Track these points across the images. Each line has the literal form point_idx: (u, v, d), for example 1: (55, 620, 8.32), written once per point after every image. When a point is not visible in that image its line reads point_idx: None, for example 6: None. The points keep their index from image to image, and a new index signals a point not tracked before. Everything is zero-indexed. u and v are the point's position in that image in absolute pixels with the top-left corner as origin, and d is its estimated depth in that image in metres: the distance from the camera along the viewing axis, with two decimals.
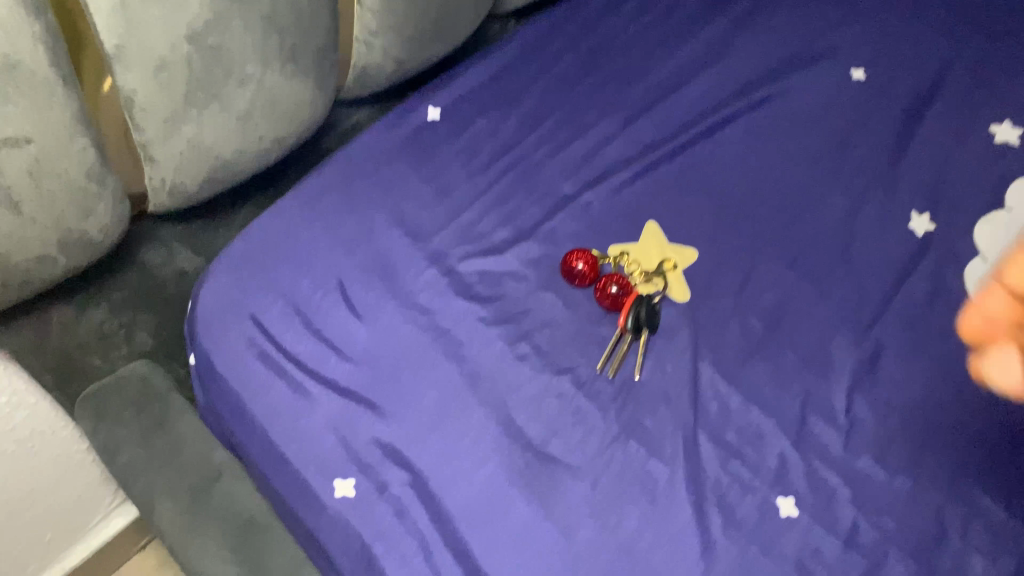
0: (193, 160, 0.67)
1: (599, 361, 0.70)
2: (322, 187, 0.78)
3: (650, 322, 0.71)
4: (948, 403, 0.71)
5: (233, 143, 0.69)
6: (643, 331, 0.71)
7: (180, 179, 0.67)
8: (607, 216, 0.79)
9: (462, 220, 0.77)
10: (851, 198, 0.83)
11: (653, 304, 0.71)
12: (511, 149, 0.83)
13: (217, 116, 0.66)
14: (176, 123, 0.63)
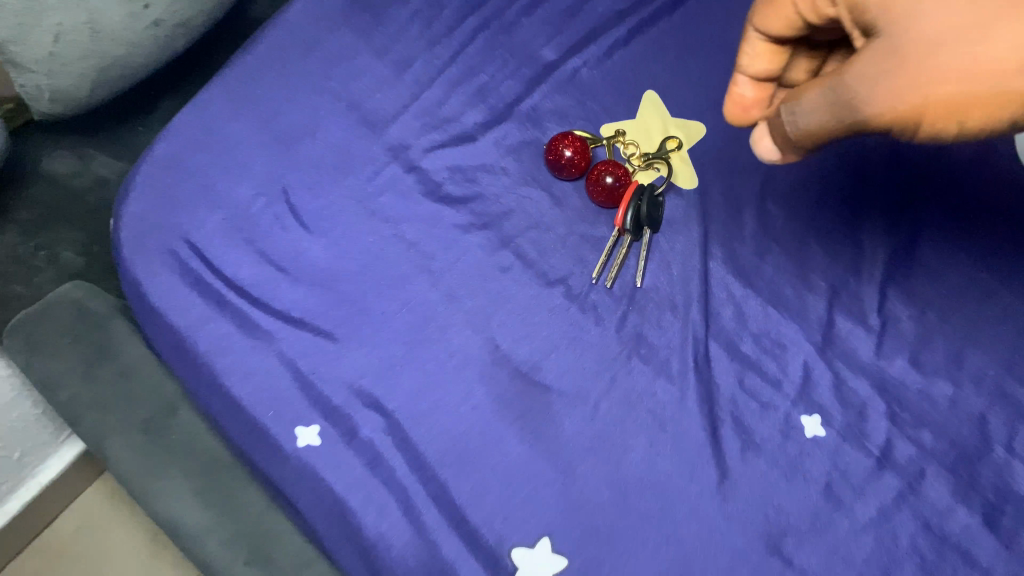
0: (70, 55, 0.52)
1: (595, 268, 0.60)
2: (253, 65, 0.64)
3: (651, 218, 0.60)
4: (1000, 287, 0.60)
5: (118, 26, 0.54)
6: (644, 229, 0.60)
7: (56, 79, 0.53)
8: (599, 86, 0.66)
9: (425, 100, 0.64)
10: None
11: (657, 196, 0.61)
12: (479, 5, 0.68)
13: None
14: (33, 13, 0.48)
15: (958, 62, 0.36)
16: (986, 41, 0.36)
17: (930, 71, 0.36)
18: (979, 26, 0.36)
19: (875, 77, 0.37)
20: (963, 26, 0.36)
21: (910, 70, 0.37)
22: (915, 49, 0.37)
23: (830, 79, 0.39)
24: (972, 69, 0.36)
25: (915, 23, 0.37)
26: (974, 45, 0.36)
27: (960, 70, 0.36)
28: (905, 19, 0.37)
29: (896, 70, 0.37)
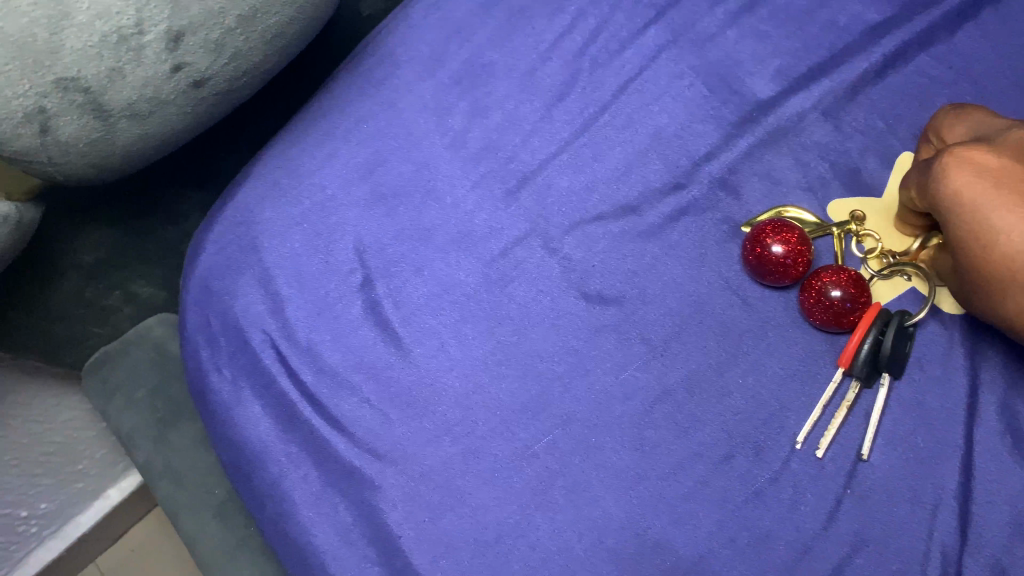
0: (97, 147, 0.35)
1: (802, 430, 0.42)
2: (359, 95, 0.49)
3: (895, 361, 0.41)
4: None
5: (164, 104, 0.36)
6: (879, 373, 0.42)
7: (82, 171, 0.37)
8: (828, 141, 0.47)
9: (580, 146, 0.47)
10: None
11: (905, 326, 0.41)
12: (664, 11, 0.49)
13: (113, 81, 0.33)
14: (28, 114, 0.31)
15: (1017, 323, 0.38)
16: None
17: (997, 320, 0.39)
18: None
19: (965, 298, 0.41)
20: (1011, 296, 0.37)
21: (982, 312, 0.40)
22: (982, 298, 0.39)
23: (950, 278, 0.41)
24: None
25: (975, 280, 0.39)
26: None
27: (1017, 329, 0.39)
28: (967, 272, 0.39)
29: (971, 302, 0.40)
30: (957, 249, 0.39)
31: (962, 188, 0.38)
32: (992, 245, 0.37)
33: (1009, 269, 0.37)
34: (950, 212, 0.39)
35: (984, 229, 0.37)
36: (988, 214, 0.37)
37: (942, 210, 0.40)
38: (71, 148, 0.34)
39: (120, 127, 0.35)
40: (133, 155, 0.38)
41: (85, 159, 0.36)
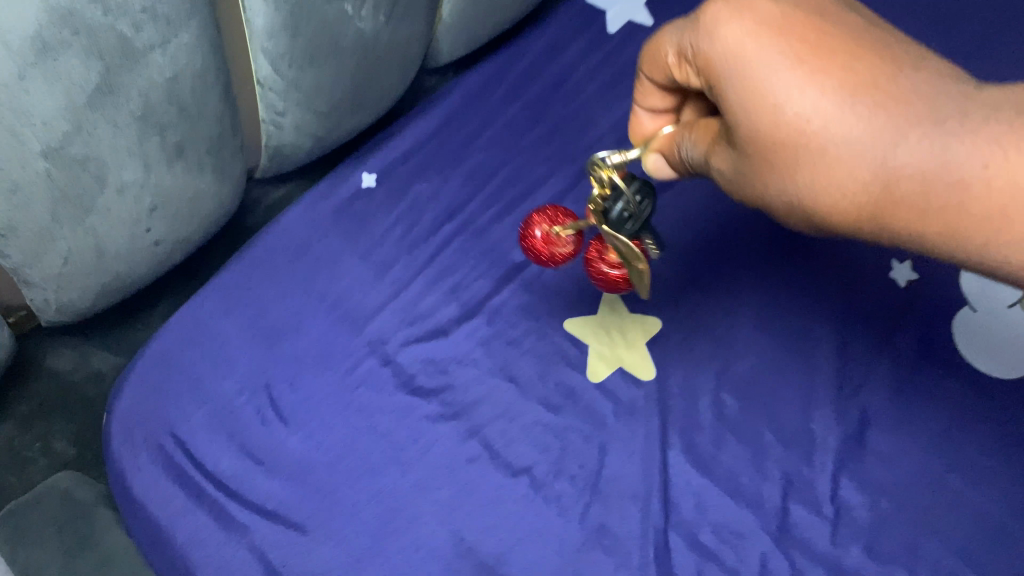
0: (75, 274, 0.53)
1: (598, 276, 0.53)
2: (243, 271, 0.69)
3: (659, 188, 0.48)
4: (945, 478, 0.64)
5: (121, 251, 0.54)
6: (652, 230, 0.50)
7: (64, 294, 0.54)
8: (563, 283, 0.71)
9: (403, 296, 0.70)
10: (830, 248, 0.74)
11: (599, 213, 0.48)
12: (451, 213, 0.74)
13: (97, 228, 0.51)
14: (47, 241, 0.49)
15: (791, 198, 0.40)
16: (822, 192, 0.39)
17: (764, 194, 0.41)
18: (818, 168, 0.38)
19: (731, 173, 0.42)
20: (797, 164, 0.38)
21: (745, 190, 0.42)
22: (759, 171, 0.40)
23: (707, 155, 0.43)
24: (816, 201, 0.39)
25: (750, 151, 0.40)
26: (815, 196, 0.39)
27: (790, 200, 0.40)
28: (739, 142, 0.40)
29: (739, 181, 0.42)
30: (738, 117, 0.39)
31: (748, 47, 0.38)
32: (782, 106, 0.37)
33: (800, 134, 0.37)
34: (731, 76, 0.39)
35: (775, 94, 0.37)
36: (773, 75, 0.37)
37: (719, 74, 0.39)
38: (61, 272, 0.51)
39: (94, 262, 0.53)
40: (101, 288, 0.56)
41: (76, 288, 0.54)
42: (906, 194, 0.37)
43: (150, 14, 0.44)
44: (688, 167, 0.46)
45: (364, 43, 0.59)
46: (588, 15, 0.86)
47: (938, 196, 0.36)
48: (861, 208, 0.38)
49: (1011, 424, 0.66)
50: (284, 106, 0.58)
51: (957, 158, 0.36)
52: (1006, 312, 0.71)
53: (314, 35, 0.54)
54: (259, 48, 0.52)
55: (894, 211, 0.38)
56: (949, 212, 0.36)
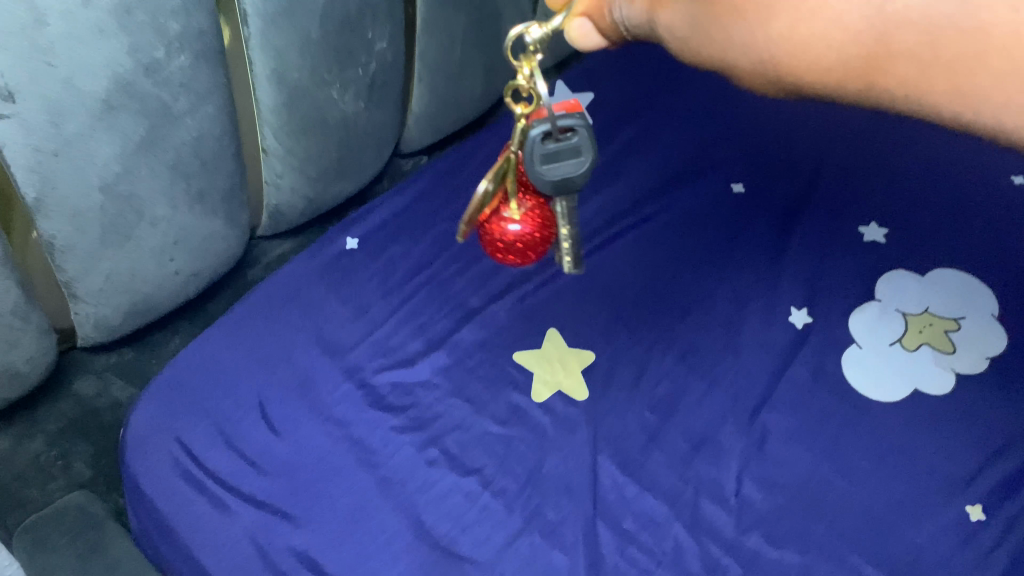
0: (111, 291, 0.67)
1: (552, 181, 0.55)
2: (244, 313, 0.83)
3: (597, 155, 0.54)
4: (832, 479, 0.76)
5: (149, 276, 0.69)
6: (563, 190, 0.55)
7: (101, 309, 0.68)
8: (512, 324, 0.84)
9: (377, 333, 0.83)
10: (774, 238, 0.92)
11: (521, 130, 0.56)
12: (420, 267, 0.88)
13: (133, 253, 0.65)
14: (93, 261, 0.63)
15: (767, 39, 0.54)
16: (816, 36, 0.52)
17: (747, 39, 0.55)
18: (802, 10, 0.52)
19: (686, 22, 0.57)
20: (780, 8, 0.52)
21: (715, 32, 0.56)
22: (729, 14, 0.55)
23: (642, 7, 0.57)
24: (802, 46, 0.53)
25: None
26: (804, 41, 0.53)
27: (779, 50, 0.54)
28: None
29: (699, 28, 0.57)
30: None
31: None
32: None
33: None
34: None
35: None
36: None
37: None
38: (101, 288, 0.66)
39: (128, 282, 0.67)
40: (130, 307, 0.70)
41: (111, 304, 0.68)
42: (902, 44, 0.50)
43: (185, 88, 0.60)
44: (614, 26, 0.59)
45: (347, 122, 0.74)
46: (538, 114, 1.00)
47: (935, 41, 0.49)
48: (849, 53, 0.52)
49: (889, 435, 0.78)
50: (280, 170, 0.73)
51: (947, 9, 0.48)
52: (888, 348, 0.84)
53: (308, 113, 0.70)
54: (265, 122, 0.68)
55: (887, 61, 0.51)
56: (947, 63, 0.49)
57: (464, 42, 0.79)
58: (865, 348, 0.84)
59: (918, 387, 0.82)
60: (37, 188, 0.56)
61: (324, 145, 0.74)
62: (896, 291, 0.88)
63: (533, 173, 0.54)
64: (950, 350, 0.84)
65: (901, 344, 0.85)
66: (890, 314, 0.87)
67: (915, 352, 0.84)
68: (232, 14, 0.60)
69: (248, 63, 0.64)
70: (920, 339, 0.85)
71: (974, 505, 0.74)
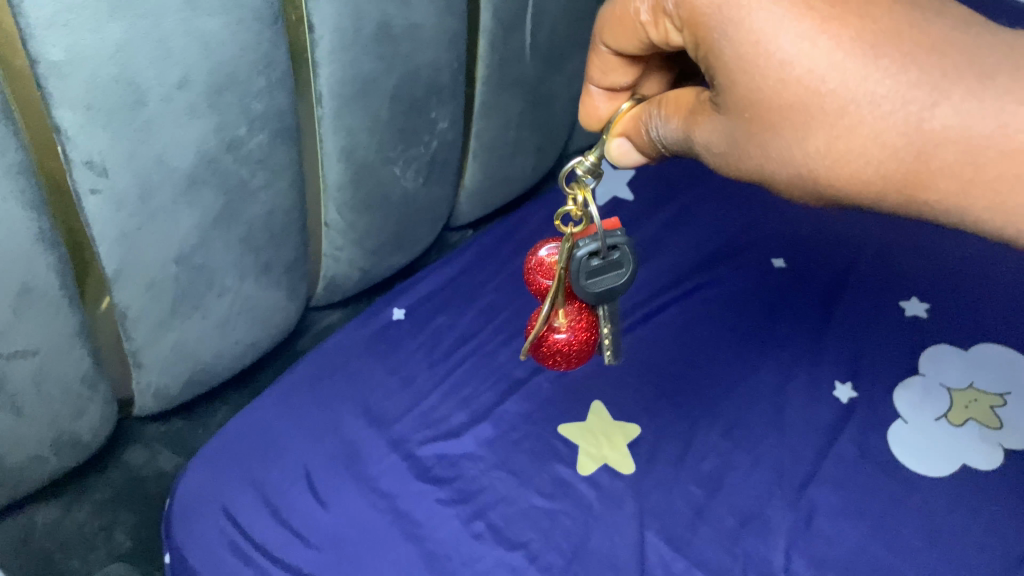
0: (175, 360, 0.68)
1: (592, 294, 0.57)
2: (294, 382, 0.84)
3: (636, 265, 0.57)
4: (883, 557, 0.75)
5: (213, 345, 0.70)
6: (606, 298, 0.58)
7: (163, 378, 0.69)
8: (557, 397, 0.85)
9: (422, 406, 0.83)
10: (818, 315, 0.93)
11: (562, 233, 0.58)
12: (466, 339, 0.88)
13: (197, 323, 0.67)
14: (163, 330, 0.64)
15: (804, 156, 0.49)
16: (852, 154, 0.47)
17: (776, 157, 0.50)
18: (839, 128, 0.47)
19: (722, 140, 0.52)
20: (814, 126, 0.47)
21: (751, 151, 0.51)
22: (765, 130, 0.49)
23: (675, 126, 0.54)
24: (841, 164, 0.48)
25: (759, 116, 0.49)
26: (840, 159, 0.48)
27: (818, 167, 0.49)
28: (741, 103, 0.49)
29: (734, 145, 0.51)
30: (738, 86, 0.48)
31: (756, 17, 0.46)
32: (795, 64, 0.46)
33: (820, 94, 0.46)
34: (725, 32, 0.47)
35: (784, 50, 0.46)
36: (784, 29, 0.46)
37: (713, 34, 0.48)
38: (166, 356, 0.67)
39: (191, 351, 0.68)
40: (191, 376, 0.71)
41: (172, 373, 0.69)
42: (941, 162, 0.46)
43: (262, 164, 0.62)
44: (652, 142, 0.57)
45: (406, 199, 0.77)
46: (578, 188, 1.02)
47: (977, 160, 0.45)
48: (891, 169, 0.47)
49: (938, 511, 0.78)
50: (340, 243, 0.75)
51: (989, 128, 0.44)
52: (934, 423, 0.84)
53: (370, 188, 0.72)
54: (331, 198, 0.70)
55: (928, 177, 0.46)
56: (989, 182, 0.45)
57: (518, 122, 0.82)
58: (910, 424, 0.84)
59: (967, 462, 0.81)
60: (120, 259, 0.57)
61: (382, 219, 0.76)
62: (939, 367, 0.89)
63: (580, 288, 0.56)
64: (997, 426, 0.83)
65: (947, 419, 0.84)
66: (933, 390, 0.87)
67: (961, 427, 0.84)
68: (308, 96, 0.63)
69: (319, 143, 0.66)
70: (966, 414, 0.85)
71: None
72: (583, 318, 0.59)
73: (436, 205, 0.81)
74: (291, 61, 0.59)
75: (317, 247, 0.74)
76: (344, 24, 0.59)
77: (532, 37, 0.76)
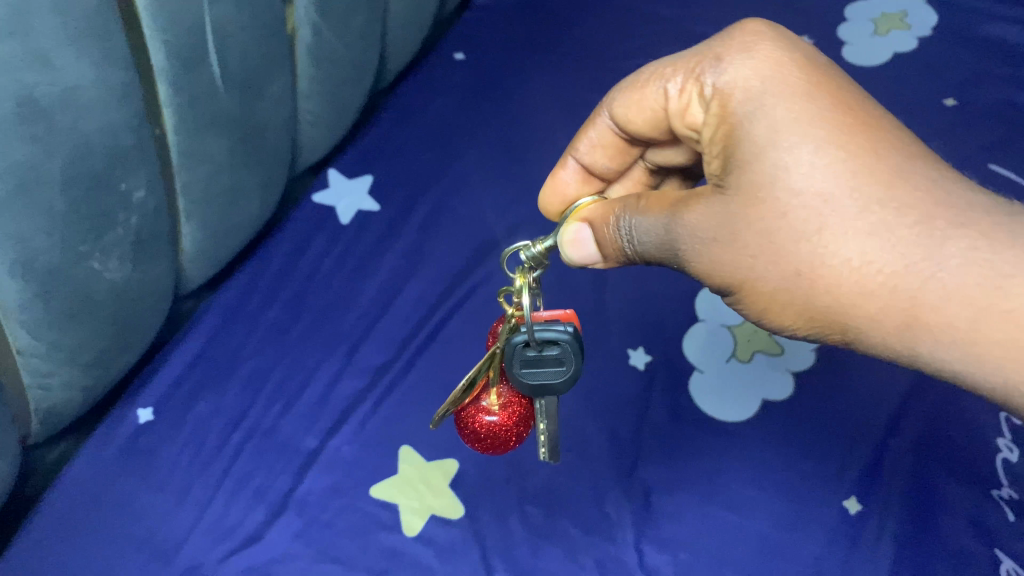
0: None
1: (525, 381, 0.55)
2: (34, 543, 0.67)
3: (579, 364, 0.55)
4: (722, 517, 0.76)
5: None
6: (543, 392, 0.56)
7: None
8: (359, 456, 0.75)
9: (207, 517, 0.70)
10: (595, 286, 0.91)
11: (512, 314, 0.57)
12: (238, 422, 0.75)
13: None
14: None
15: (807, 250, 0.44)
16: (861, 251, 0.43)
17: (775, 246, 0.45)
18: (857, 223, 0.43)
19: (710, 228, 0.48)
20: (828, 214, 0.44)
21: (748, 240, 0.46)
22: (770, 215, 0.45)
23: (656, 214, 0.51)
24: (847, 264, 0.43)
25: (769, 195, 0.45)
26: (841, 254, 0.44)
27: (820, 269, 0.44)
28: (757, 182, 0.46)
29: (727, 232, 0.47)
30: (754, 165, 0.46)
31: (787, 104, 0.45)
32: (829, 153, 0.44)
33: (851, 181, 0.43)
34: (758, 113, 0.46)
35: (817, 137, 0.44)
36: (818, 124, 0.44)
37: (746, 111, 0.46)
38: None
39: None
40: None
41: None
42: (951, 288, 0.41)
43: None
44: (617, 238, 0.53)
45: (116, 293, 0.61)
46: (316, 208, 0.90)
47: (997, 294, 0.40)
48: (899, 281, 0.42)
49: (756, 454, 0.79)
50: (46, 367, 0.59)
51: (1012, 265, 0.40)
52: (726, 365, 0.85)
53: (66, 297, 0.56)
54: (15, 321, 0.54)
55: (937, 312, 0.42)
56: (1000, 320, 0.41)
57: (231, 164, 0.68)
58: (707, 372, 0.85)
59: (766, 397, 0.83)
60: None
61: (95, 323, 0.61)
62: (716, 307, 0.90)
63: (513, 372, 0.55)
64: (780, 352, 0.86)
65: (737, 358, 0.86)
66: (717, 331, 0.88)
67: (751, 362, 0.86)
68: None
69: None
70: (751, 348, 0.87)
71: (849, 499, 0.76)
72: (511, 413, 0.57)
73: (161, 283, 0.67)
74: None
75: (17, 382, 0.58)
76: None
77: (222, 66, 0.61)
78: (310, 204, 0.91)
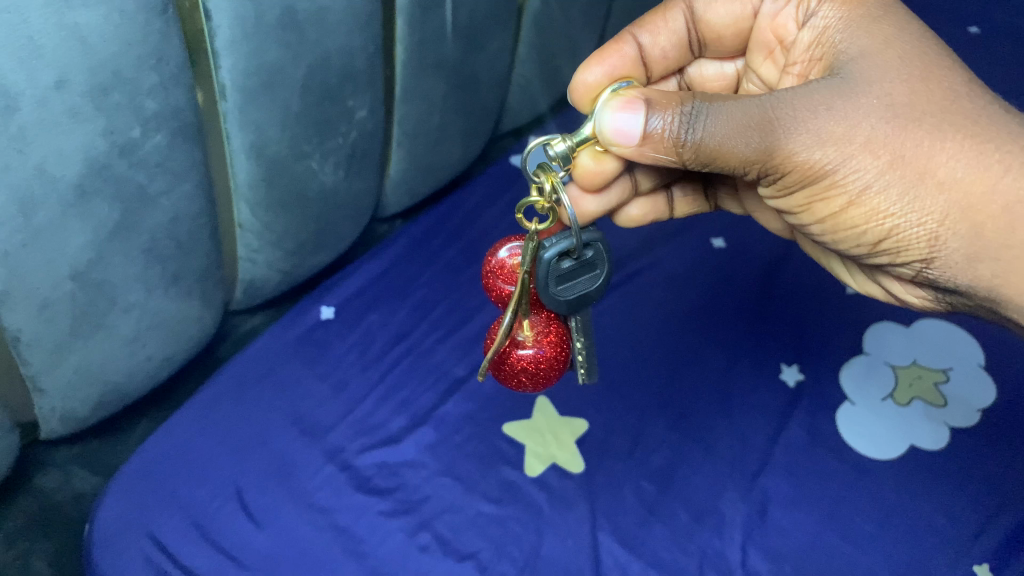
0: (79, 384, 0.63)
1: (562, 296, 0.55)
2: (216, 394, 0.79)
3: (608, 266, 0.57)
4: (838, 545, 0.74)
5: (121, 364, 0.65)
6: (579, 304, 0.56)
7: (68, 402, 0.64)
8: (498, 394, 0.81)
9: (357, 411, 0.79)
10: (760, 296, 0.91)
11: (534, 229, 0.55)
12: (402, 338, 0.84)
13: (103, 342, 0.62)
14: (62, 353, 0.59)
15: (894, 120, 0.50)
16: (942, 131, 0.50)
17: (867, 116, 0.50)
18: (939, 112, 0.50)
19: (801, 96, 0.52)
20: (914, 98, 0.51)
21: (841, 108, 0.51)
22: (860, 92, 0.51)
23: (742, 99, 0.52)
24: (932, 140, 0.50)
25: (880, 77, 0.51)
26: (921, 132, 0.50)
27: (931, 148, 0.50)
28: (866, 67, 0.52)
29: (820, 101, 0.51)
30: (860, 56, 0.53)
31: (895, 20, 0.54)
32: (923, 53, 0.52)
33: (938, 74, 0.51)
34: (873, 21, 0.55)
35: (908, 41, 0.53)
36: (908, 32, 0.54)
37: (863, 16, 0.56)
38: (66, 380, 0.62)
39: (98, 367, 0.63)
40: (103, 399, 0.67)
41: (77, 394, 0.64)
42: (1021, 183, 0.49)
43: (161, 168, 0.56)
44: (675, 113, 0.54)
45: (326, 194, 0.71)
46: (512, 169, 0.97)
47: None
48: (982, 162, 0.49)
49: (891, 496, 0.77)
50: (256, 243, 0.69)
51: None
52: (880, 403, 0.83)
53: (284, 186, 0.66)
54: (242, 197, 0.65)
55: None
56: None
57: (444, 105, 0.76)
58: (858, 406, 0.83)
59: (916, 443, 0.80)
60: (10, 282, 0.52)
61: (302, 216, 0.70)
62: (882, 344, 0.87)
63: (549, 295, 0.55)
64: (942, 404, 0.83)
65: (893, 399, 0.83)
66: (878, 369, 0.85)
67: (907, 406, 0.82)
68: (209, 90, 0.57)
69: (226, 136, 0.60)
70: (911, 392, 0.84)
71: (982, 564, 0.72)
72: (552, 332, 0.56)
73: (362, 199, 0.76)
74: (186, 52, 0.53)
75: (232, 248, 0.69)
76: (245, 8, 0.53)
77: (453, 16, 0.69)
78: (507, 166, 0.98)
